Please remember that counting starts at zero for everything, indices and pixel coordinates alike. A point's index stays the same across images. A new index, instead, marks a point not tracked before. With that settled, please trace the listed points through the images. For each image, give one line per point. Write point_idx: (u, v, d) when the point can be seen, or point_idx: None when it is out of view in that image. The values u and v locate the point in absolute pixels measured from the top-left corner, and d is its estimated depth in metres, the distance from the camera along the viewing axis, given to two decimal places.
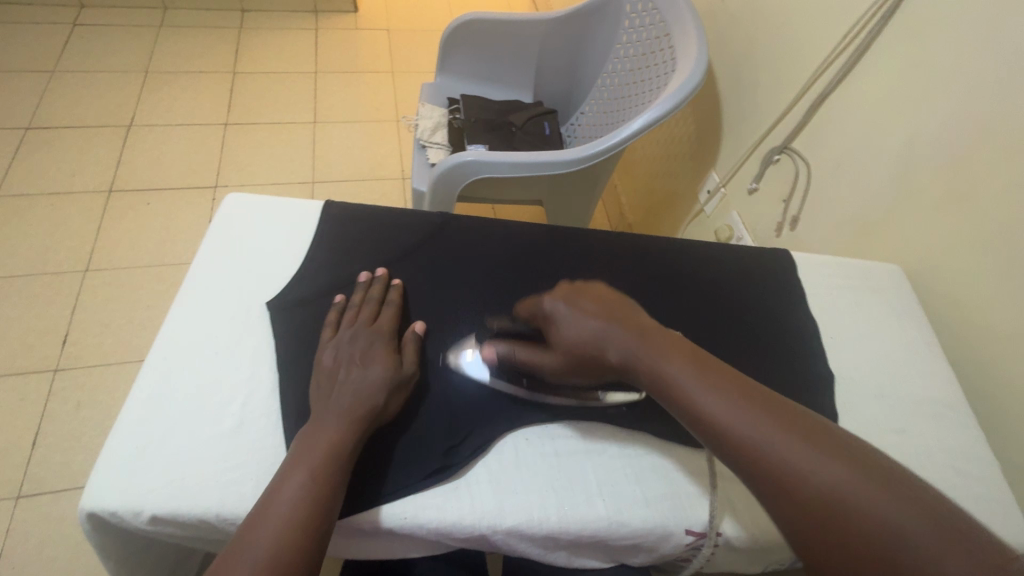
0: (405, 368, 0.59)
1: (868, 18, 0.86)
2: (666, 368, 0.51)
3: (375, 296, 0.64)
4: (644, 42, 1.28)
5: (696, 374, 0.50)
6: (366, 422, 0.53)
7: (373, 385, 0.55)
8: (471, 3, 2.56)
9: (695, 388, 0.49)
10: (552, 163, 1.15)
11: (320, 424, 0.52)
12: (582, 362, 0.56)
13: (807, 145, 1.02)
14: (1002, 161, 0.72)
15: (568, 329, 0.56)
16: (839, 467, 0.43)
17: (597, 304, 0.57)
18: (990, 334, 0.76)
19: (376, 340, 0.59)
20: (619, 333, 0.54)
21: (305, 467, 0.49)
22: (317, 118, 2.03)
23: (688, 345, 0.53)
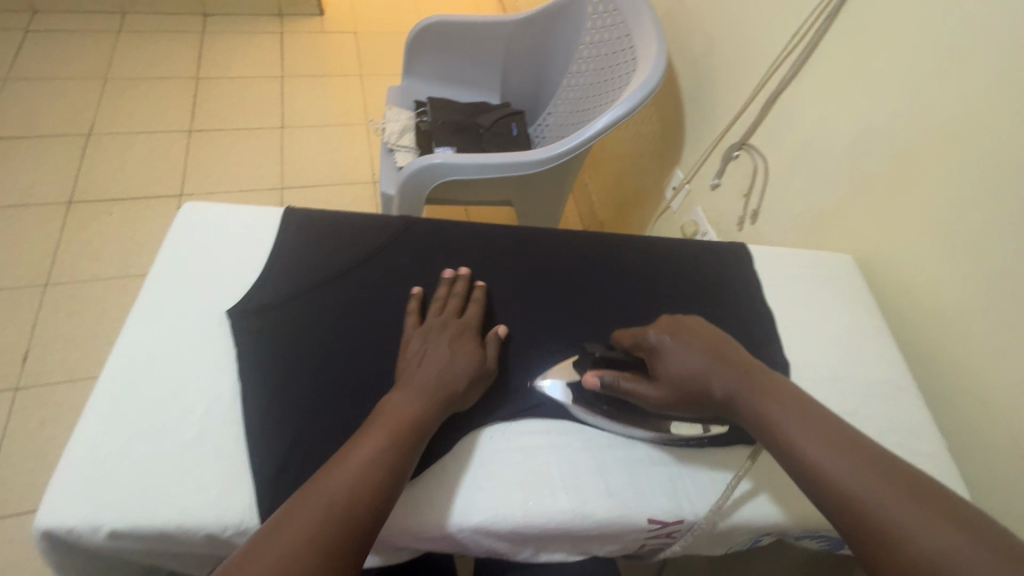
0: (487, 364, 0.62)
1: (815, 17, 0.89)
2: (750, 391, 0.57)
3: (462, 291, 0.68)
4: (606, 42, 1.30)
5: (777, 400, 0.56)
6: (445, 402, 0.57)
7: (459, 373, 0.59)
8: (439, 5, 2.56)
9: (785, 417, 0.54)
10: (519, 164, 1.16)
11: (407, 396, 0.56)
12: (683, 397, 0.58)
13: (764, 141, 1.05)
14: (941, 152, 0.76)
15: (677, 360, 0.59)
16: (892, 493, 0.47)
17: (702, 340, 0.61)
18: (936, 317, 0.79)
19: (466, 332, 0.63)
20: (720, 370, 0.58)
21: (387, 432, 0.53)
22: (285, 123, 2.00)
23: (778, 378, 0.58)
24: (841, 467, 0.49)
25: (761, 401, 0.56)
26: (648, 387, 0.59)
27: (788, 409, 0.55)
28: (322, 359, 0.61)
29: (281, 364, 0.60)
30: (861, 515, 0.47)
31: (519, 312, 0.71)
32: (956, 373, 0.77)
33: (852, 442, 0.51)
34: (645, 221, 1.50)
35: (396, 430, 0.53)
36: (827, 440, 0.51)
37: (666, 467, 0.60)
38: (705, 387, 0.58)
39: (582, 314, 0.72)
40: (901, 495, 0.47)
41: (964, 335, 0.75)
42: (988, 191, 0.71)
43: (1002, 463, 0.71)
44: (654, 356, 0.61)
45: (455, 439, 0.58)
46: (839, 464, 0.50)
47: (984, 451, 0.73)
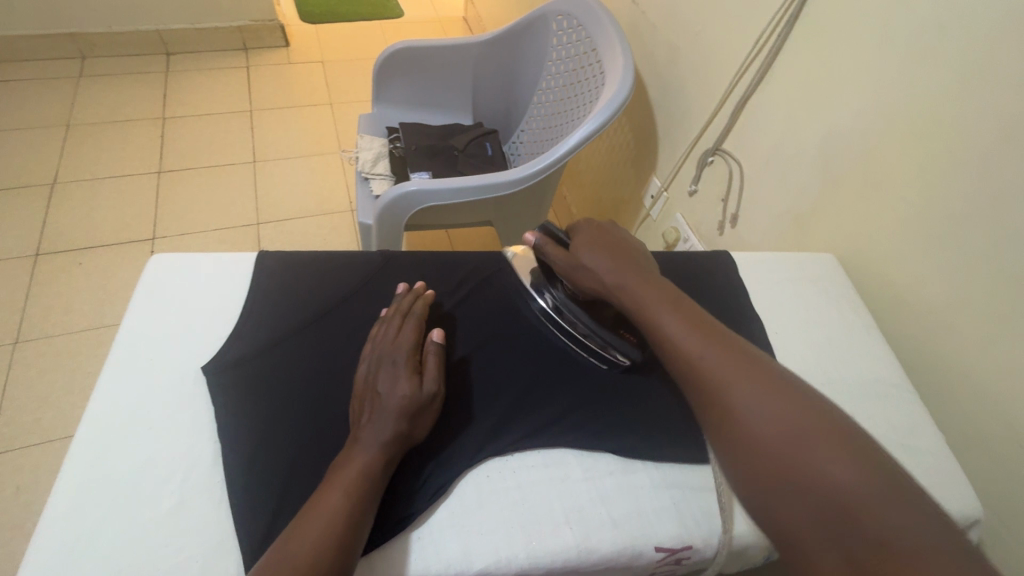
0: (429, 384, 0.58)
1: (775, 24, 0.91)
2: (650, 309, 0.62)
3: (403, 308, 0.65)
4: (573, 58, 1.31)
5: (676, 319, 0.60)
6: (393, 443, 0.54)
7: (393, 407, 0.55)
8: (405, 29, 2.58)
9: (670, 324, 0.60)
10: (495, 185, 1.16)
11: (354, 443, 0.54)
12: (580, 277, 0.68)
13: (736, 146, 1.06)
14: (909, 149, 0.77)
15: (580, 252, 0.68)
16: (774, 410, 0.52)
17: (613, 244, 0.68)
18: (919, 310, 0.80)
19: (400, 357, 0.59)
20: (617, 272, 0.65)
21: (342, 487, 0.50)
22: (258, 157, 1.98)
23: (677, 295, 0.63)
24: (739, 388, 0.54)
25: (648, 302, 0.62)
26: (557, 258, 0.70)
27: (670, 309, 0.61)
28: (304, 411, 0.59)
29: (263, 419, 0.57)
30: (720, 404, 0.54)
31: (504, 342, 0.69)
32: (943, 365, 0.77)
33: (741, 358, 0.57)
34: (627, 231, 1.50)
35: (352, 482, 0.51)
36: (694, 333, 0.59)
37: (669, 491, 0.59)
38: (589, 274, 0.67)
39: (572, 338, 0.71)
40: (790, 403, 0.52)
41: (947, 326, 0.76)
42: (961, 180, 0.71)
43: (1001, 452, 0.71)
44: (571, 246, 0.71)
45: (450, 482, 0.56)
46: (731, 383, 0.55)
47: (982, 441, 0.73)
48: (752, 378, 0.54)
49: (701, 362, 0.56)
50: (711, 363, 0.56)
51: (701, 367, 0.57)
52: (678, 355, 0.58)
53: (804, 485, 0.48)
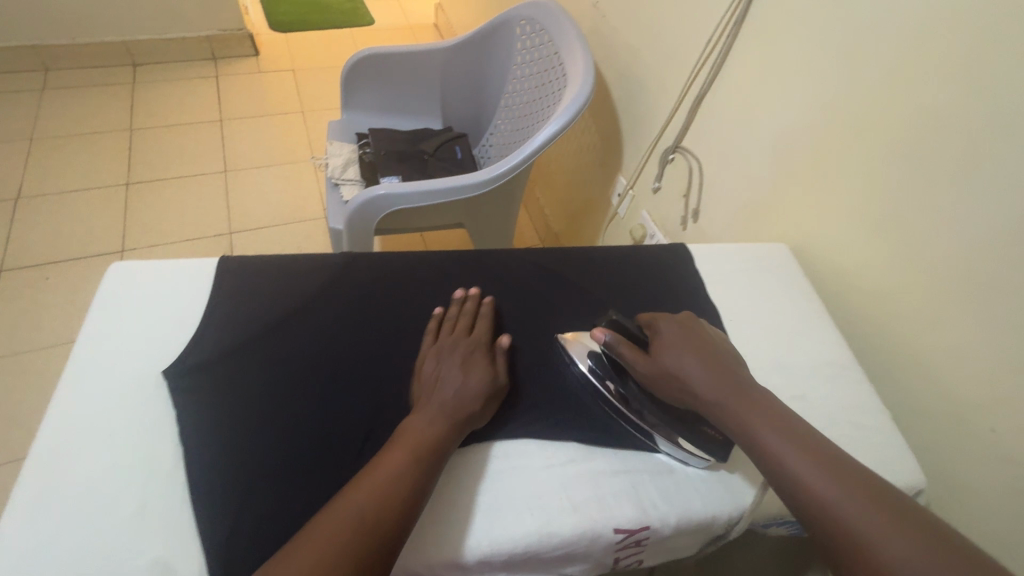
0: (501, 381, 0.64)
1: (725, 25, 0.95)
2: (755, 430, 0.56)
3: (471, 307, 0.71)
4: (537, 61, 1.34)
5: (785, 439, 0.55)
6: (460, 425, 0.58)
7: (473, 394, 0.60)
8: (376, 37, 2.59)
9: (782, 449, 0.54)
10: (462, 187, 1.18)
11: (423, 417, 0.58)
12: (670, 380, 0.61)
13: (694, 143, 1.10)
14: (850, 141, 0.80)
15: (671, 352, 0.62)
16: (908, 550, 0.46)
17: (701, 347, 0.63)
18: (865, 295, 0.84)
19: (475, 350, 0.65)
20: (711, 381, 0.60)
21: (407, 452, 0.54)
22: (229, 166, 1.97)
23: (781, 411, 0.58)
24: (848, 506, 0.49)
25: (751, 419, 0.57)
26: (634, 354, 0.63)
27: (778, 432, 0.56)
28: (266, 411, 0.59)
29: (226, 420, 0.58)
30: (848, 543, 0.48)
31: None
32: (888, 345, 0.81)
33: (841, 469, 0.52)
34: (597, 229, 1.53)
35: (419, 450, 0.55)
36: (805, 455, 0.53)
37: (628, 474, 0.61)
38: (685, 381, 0.61)
39: (533, 331, 0.73)
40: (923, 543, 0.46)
41: (891, 308, 0.80)
42: (895, 170, 0.75)
43: (942, 425, 0.75)
44: (655, 341, 0.65)
45: None
46: (859, 519, 0.48)
47: (926, 417, 0.77)
48: (879, 511, 0.49)
49: (817, 490, 0.51)
50: (812, 473, 0.52)
51: (775, 456, 0.54)
52: (792, 483, 0.52)
53: None
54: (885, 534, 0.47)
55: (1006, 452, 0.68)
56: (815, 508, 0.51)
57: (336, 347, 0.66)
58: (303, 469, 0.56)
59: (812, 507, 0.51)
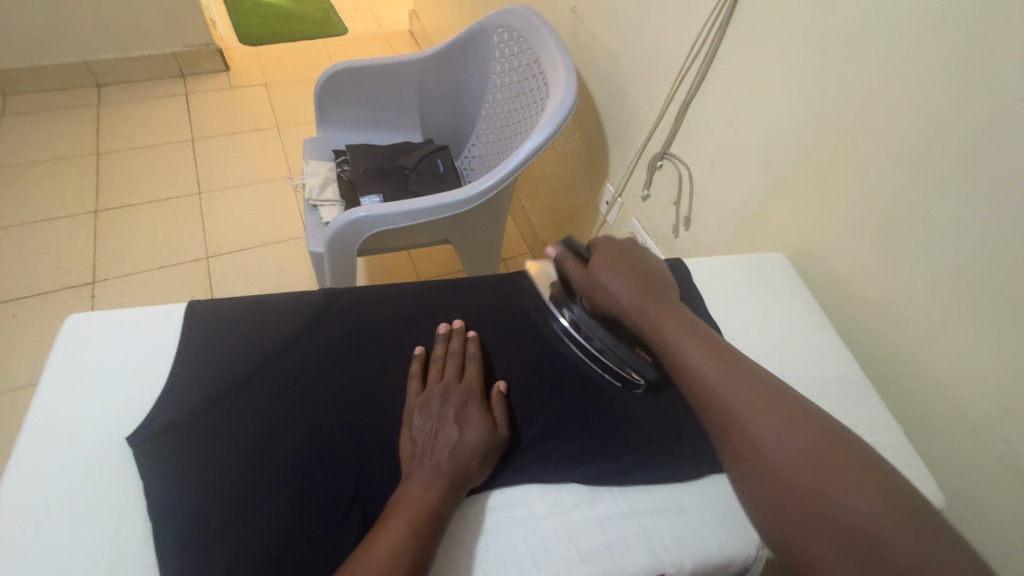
0: (500, 429, 0.60)
1: (709, 28, 0.92)
2: (665, 331, 0.64)
3: (458, 349, 0.67)
4: (516, 69, 1.30)
5: (690, 340, 0.63)
6: (459, 484, 0.54)
7: (469, 448, 0.56)
8: (350, 47, 2.53)
9: (687, 347, 0.62)
10: (446, 205, 1.13)
11: (418, 481, 0.54)
12: (599, 296, 0.70)
13: (683, 150, 1.07)
14: (844, 146, 0.78)
15: (599, 267, 0.71)
16: (768, 420, 0.55)
17: (630, 263, 0.71)
18: (865, 304, 0.81)
19: (469, 400, 0.61)
20: (635, 292, 0.68)
21: (405, 521, 0.50)
22: (203, 187, 1.90)
23: (689, 318, 0.65)
24: (730, 387, 0.58)
25: (662, 323, 0.65)
26: (577, 273, 0.73)
27: (689, 335, 0.63)
28: (244, 474, 0.55)
29: (200, 487, 0.53)
30: (726, 414, 0.57)
31: None
32: (893, 355, 0.79)
33: (734, 363, 0.60)
34: (586, 238, 1.50)
35: (417, 518, 0.51)
36: (704, 351, 0.62)
37: (637, 517, 0.57)
38: (609, 290, 0.69)
39: (528, 364, 0.69)
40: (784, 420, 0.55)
41: (895, 317, 0.77)
42: (892, 175, 0.73)
43: (953, 436, 0.72)
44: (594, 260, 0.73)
45: None
46: (737, 398, 0.58)
47: (935, 428, 0.74)
48: (756, 394, 0.57)
49: (707, 378, 0.60)
50: (729, 387, 0.58)
51: (678, 352, 0.62)
52: (690, 372, 0.61)
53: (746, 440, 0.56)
54: (752, 409, 0.57)
55: (1022, 464, 0.65)
56: (703, 388, 0.60)
57: (318, 396, 0.62)
58: (287, 540, 0.51)
59: (702, 390, 0.60)
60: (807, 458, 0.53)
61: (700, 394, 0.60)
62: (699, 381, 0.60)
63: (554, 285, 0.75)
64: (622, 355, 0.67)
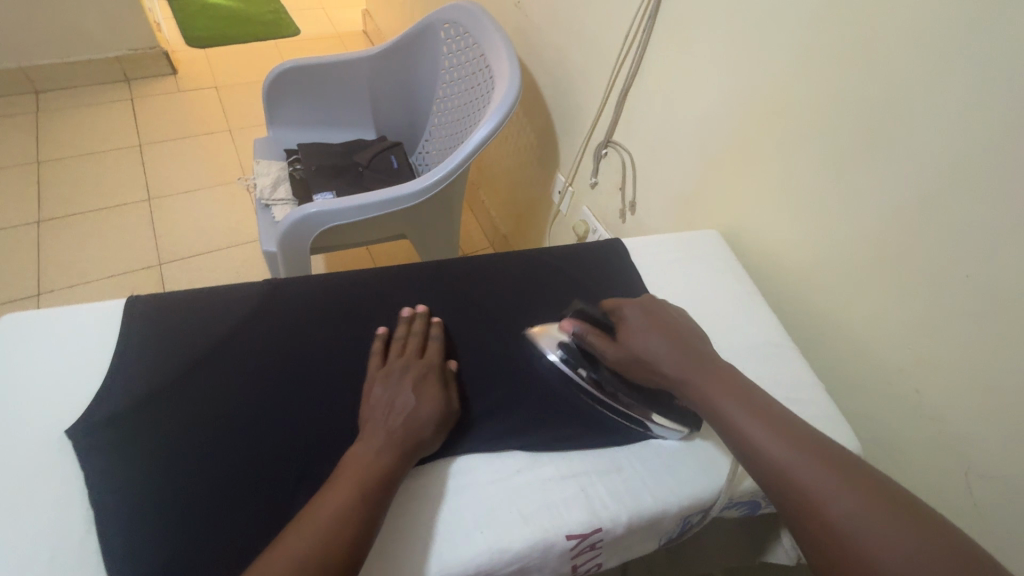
0: (453, 405, 0.62)
1: (641, 19, 0.97)
2: (719, 401, 0.59)
3: (419, 329, 0.69)
4: (463, 64, 1.32)
5: (746, 410, 0.58)
6: (412, 451, 0.57)
7: (423, 418, 0.59)
8: (303, 48, 2.51)
9: (747, 422, 0.57)
10: (397, 199, 1.15)
11: (370, 446, 0.56)
12: (638, 364, 0.65)
13: (624, 137, 1.11)
14: (762, 125, 0.83)
15: (637, 338, 0.65)
16: (836, 487, 0.51)
17: (668, 330, 0.66)
18: (791, 274, 0.86)
19: (428, 374, 0.63)
20: (676, 357, 0.63)
21: (356, 482, 0.52)
22: (153, 193, 1.86)
23: (742, 384, 0.61)
24: (794, 460, 0.53)
25: (713, 393, 0.60)
26: (605, 345, 0.66)
27: (747, 408, 0.58)
28: (187, 461, 0.56)
29: (142, 476, 0.54)
30: (797, 492, 0.52)
31: None
32: (817, 320, 0.84)
33: (795, 432, 0.56)
34: (543, 228, 1.53)
35: (369, 480, 0.53)
36: (762, 421, 0.57)
37: (576, 478, 0.60)
38: (649, 351, 0.64)
39: (471, 343, 0.71)
40: (863, 497, 0.50)
41: (817, 285, 0.82)
42: (804, 151, 0.78)
43: (871, 391, 0.78)
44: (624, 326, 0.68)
45: None
46: (805, 472, 0.52)
47: (856, 385, 0.80)
48: (825, 467, 0.52)
49: (772, 454, 0.54)
50: (796, 462, 0.53)
51: (738, 427, 0.57)
52: (753, 450, 0.56)
53: (821, 522, 0.50)
54: (821, 483, 0.51)
55: (931, 410, 0.71)
56: (765, 464, 0.54)
57: (264, 383, 0.63)
58: (233, 519, 0.53)
59: (770, 468, 0.54)
60: (892, 534, 0.47)
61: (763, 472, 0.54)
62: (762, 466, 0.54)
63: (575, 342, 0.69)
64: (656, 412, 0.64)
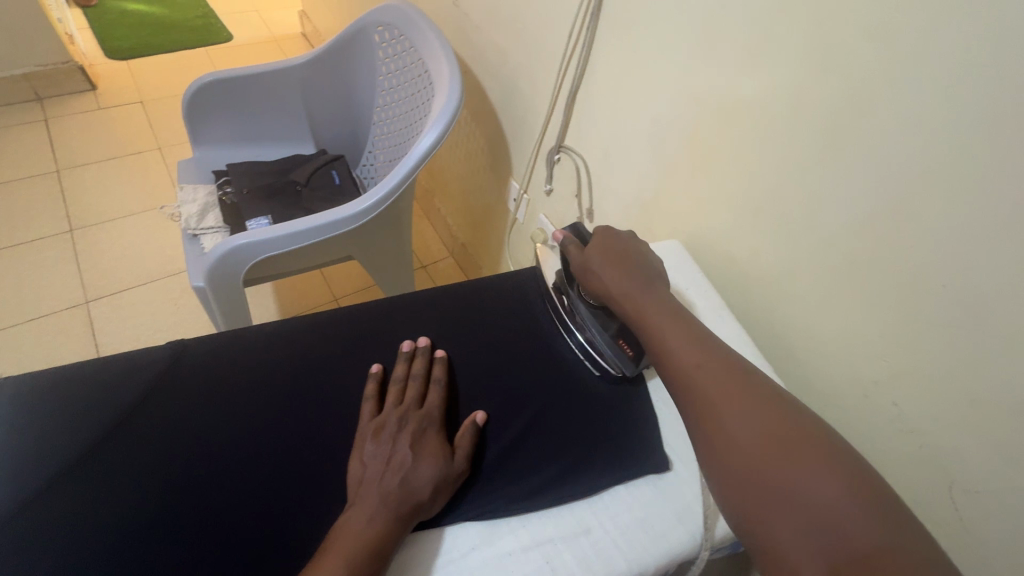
0: (457, 462, 0.57)
1: (584, 15, 0.90)
2: (648, 323, 0.61)
3: (420, 371, 0.65)
4: (400, 68, 1.22)
5: (671, 332, 0.59)
6: (408, 517, 0.52)
7: (422, 479, 0.54)
8: (236, 54, 2.34)
9: (674, 345, 0.58)
10: (336, 222, 1.05)
11: (362, 514, 0.51)
12: (590, 291, 0.68)
13: (577, 141, 1.05)
14: (718, 127, 0.77)
15: (596, 266, 0.67)
16: (733, 398, 0.53)
17: (626, 266, 0.66)
18: (759, 283, 0.81)
19: (429, 427, 0.59)
20: (620, 287, 0.65)
21: (341, 556, 0.48)
22: (75, 223, 1.69)
23: (681, 316, 0.62)
24: (698, 371, 0.55)
25: (648, 318, 0.61)
26: (575, 269, 0.70)
27: (674, 333, 0.59)
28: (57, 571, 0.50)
29: None
30: (698, 398, 0.54)
31: (317, 420, 0.62)
32: (787, 331, 0.79)
33: (713, 354, 0.57)
34: (502, 237, 1.46)
35: (355, 557, 0.48)
36: (686, 342, 0.58)
37: (541, 549, 0.53)
38: (598, 282, 0.67)
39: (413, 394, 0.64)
40: (758, 413, 0.51)
41: (785, 294, 0.78)
42: (762, 154, 0.73)
43: (847, 404, 0.74)
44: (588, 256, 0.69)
45: None
46: (708, 381, 0.54)
47: (831, 397, 0.76)
48: (732, 387, 0.53)
49: (683, 367, 0.56)
50: (704, 377, 0.55)
51: (660, 345, 0.59)
52: (669, 363, 0.58)
53: (709, 417, 0.53)
54: (715, 392, 0.54)
55: (908, 423, 0.67)
56: (678, 375, 0.56)
57: (150, 465, 0.57)
58: None
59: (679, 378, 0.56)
60: (767, 439, 0.49)
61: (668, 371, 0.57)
62: (670, 362, 0.57)
63: (559, 271, 0.75)
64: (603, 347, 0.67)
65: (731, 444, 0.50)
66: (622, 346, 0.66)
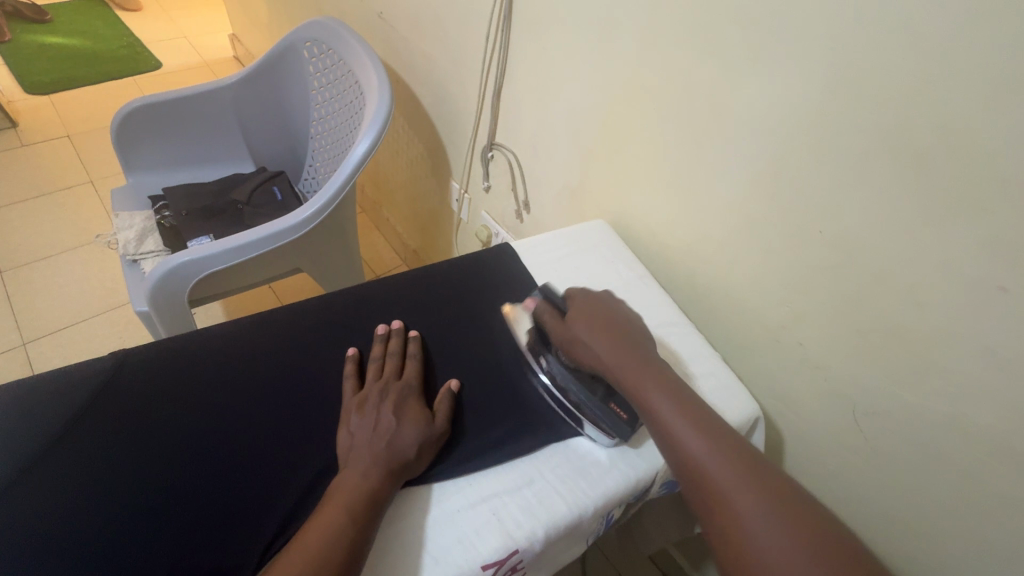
0: (438, 422, 0.62)
1: (497, 17, 0.96)
2: (650, 400, 0.60)
3: (396, 349, 0.69)
4: (330, 80, 1.25)
5: (679, 414, 0.58)
6: (398, 473, 0.57)
7: (407, 440, 0.59)
8: (166, 81, 2.30)
9: (687, 435, 0.56)
10: (278, 234, 1.07)
11: (357, 470, 0.56)
12: (575, 352, 0.66)
13: (505, 138, 1.11)
14: (626, 112, 0.85)
15: (583, 330, 0.66)
16: (747, 491, 0.52)
17: (616, 334, 0.66)
18: (678, 252, 0.88)
19: (408, 396, 0.64)
20: (617, 358, 0.63)
21: (341, 508, 0.52)
22: (4, 265, 1.62)
23: (682, 391, 0.61)
24: (710, 462, 0.54)
25: (648, 396, 0.60)
26: (557, 327, 0.68)
27: (685, 418, 0.57)
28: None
29: None
30: (709, 489, 0.53)
31: (268, 414, 0.63)
32: (706, 293, 0.87)
33: (721, 436, 0.56)
34: (450, 238, 1.50)
35: (355, 508, 0.52)
36: (698, 431, 0.56)
37: (488, 503, 0.58)
38: (587, 348, 0.65)
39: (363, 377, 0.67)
40: (768, 512, 0.50)
41: (700, 259, 0.85)
42: (665, 132, 0.80)
43: (763, 352, 0.82)
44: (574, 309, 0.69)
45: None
46: (719, 470, 0.53)
47: (750, 349, 0.83)
48: (747, 476, 0.53)
49: (695, 457, 0.55)
50: (717, 469, 0.53)
51: (672, 432, 0.57)
52: (679, 451, 0.56)
53: (720, 513, 0.52)
54: (729, 482, 0.52)
55: (814, 360, 0.75)
56: (687, 465, 0.55)
57: (100, 472, 0.57)
58: None
59: (690, 471, 0.55)
60: (783, 538, 0.49)
61: (686, 470, 0.55)
62: (680, 448, 0.56)
63: (531, 331, 0.71)
64: (598, 411, 0.63)
65: (742, 543, 0.50)
66: (614, 409, 0.64)
